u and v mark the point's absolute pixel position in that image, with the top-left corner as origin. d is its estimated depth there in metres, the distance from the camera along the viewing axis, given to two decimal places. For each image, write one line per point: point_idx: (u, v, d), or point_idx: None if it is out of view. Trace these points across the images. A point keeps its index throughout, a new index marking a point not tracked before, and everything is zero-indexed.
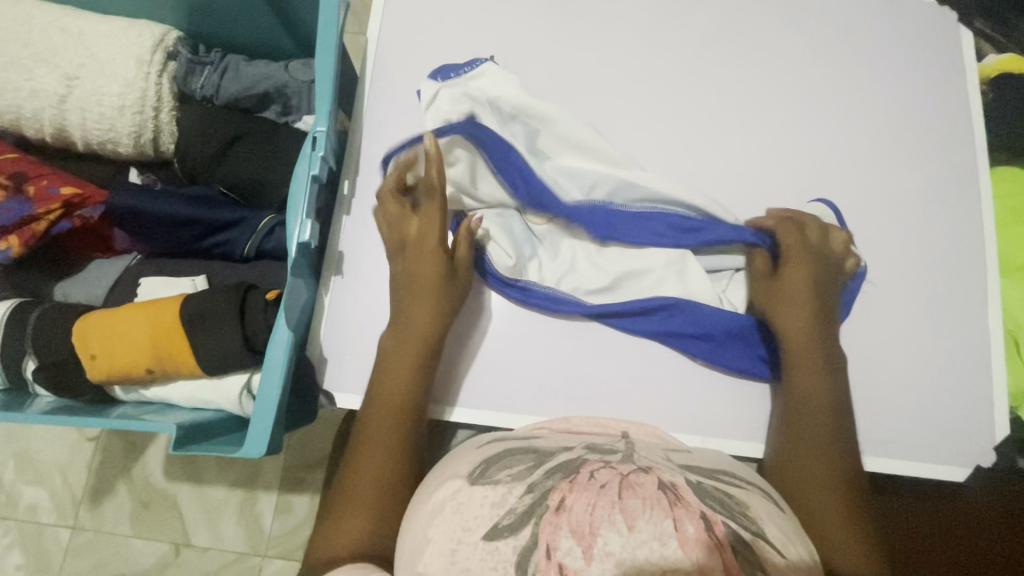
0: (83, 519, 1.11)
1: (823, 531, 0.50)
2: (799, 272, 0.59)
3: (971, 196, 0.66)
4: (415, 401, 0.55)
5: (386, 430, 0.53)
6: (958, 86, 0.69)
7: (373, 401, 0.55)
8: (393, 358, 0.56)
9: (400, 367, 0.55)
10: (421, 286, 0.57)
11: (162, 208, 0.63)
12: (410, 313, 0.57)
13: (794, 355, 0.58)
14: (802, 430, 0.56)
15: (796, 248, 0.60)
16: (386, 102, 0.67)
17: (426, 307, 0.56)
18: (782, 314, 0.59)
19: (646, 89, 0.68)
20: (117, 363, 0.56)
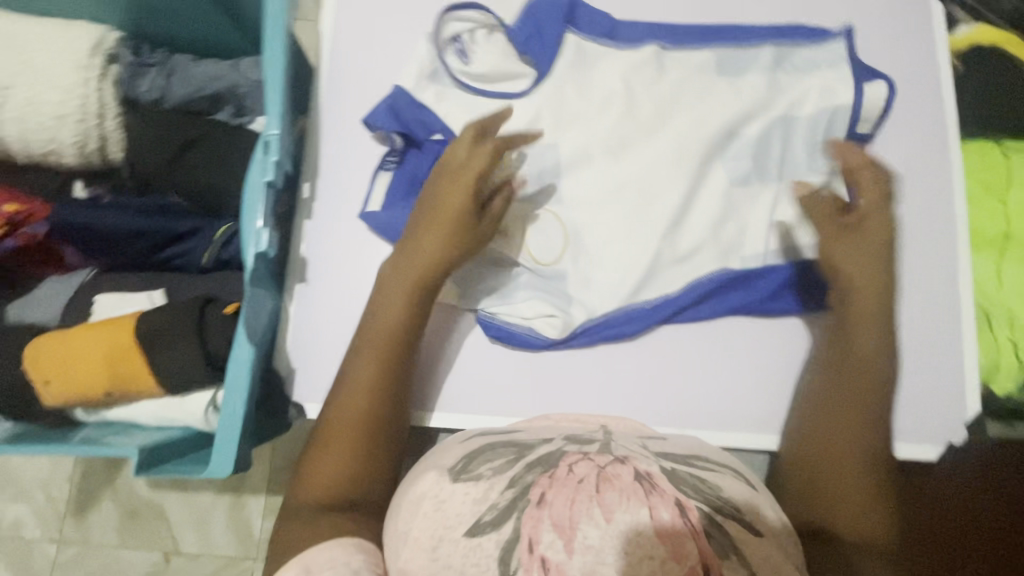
0: (69, 532, 1.10)
1: (828, 495, 0.50)
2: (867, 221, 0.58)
3: (940, 172, 0.66)
4: (404, 335, 0.56)
5: (373, 364, 0.54)
6: (926, 62, 0.68)
7: (362, 338, 0.56)
8: (385, 294, 0.57)
9: (390, 304, 0.56)
10: (447, 216, 0.57)
11: (114, 221, 0.61)
12: (420, 247, 0.57)
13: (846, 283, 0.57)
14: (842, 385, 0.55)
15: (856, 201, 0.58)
16: (341, 101, 0.66)
17: (434, 245, 0.56)
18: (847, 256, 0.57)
19: (612, 72, 0.65)
20: (75, 386, 0.54)
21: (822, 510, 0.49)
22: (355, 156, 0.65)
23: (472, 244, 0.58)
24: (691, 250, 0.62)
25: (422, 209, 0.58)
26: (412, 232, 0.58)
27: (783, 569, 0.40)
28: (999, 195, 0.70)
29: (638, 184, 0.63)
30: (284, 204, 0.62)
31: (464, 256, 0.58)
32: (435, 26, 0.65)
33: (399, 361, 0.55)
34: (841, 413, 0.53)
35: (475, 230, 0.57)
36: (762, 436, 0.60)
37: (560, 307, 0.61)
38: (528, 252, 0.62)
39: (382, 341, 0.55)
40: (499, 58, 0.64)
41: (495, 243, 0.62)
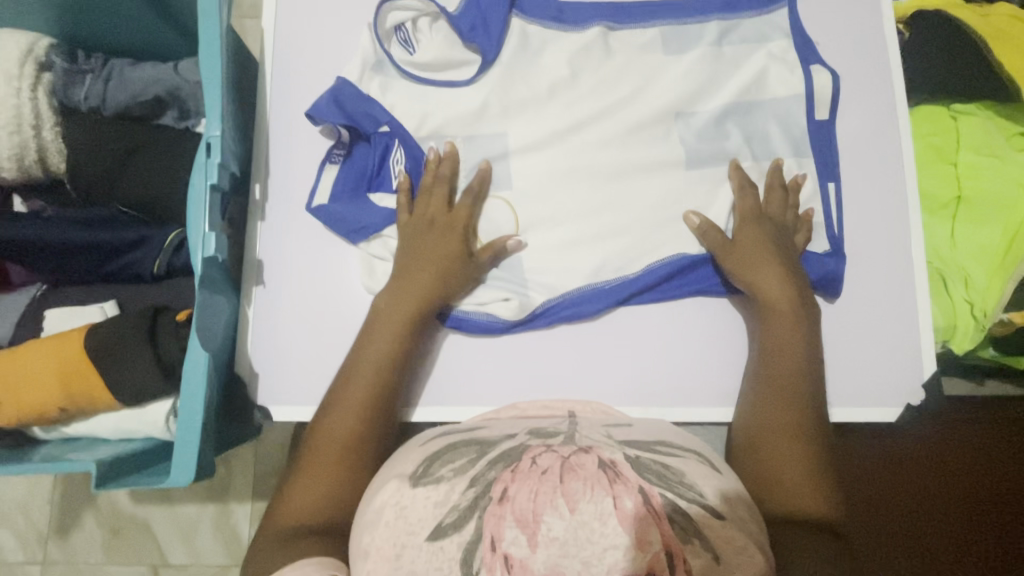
0: (53, 553, 1.09)
1: (781, 481, 0.49)
2: (747, 224, 0.61)
3: (890, 138, 0.67)
4: (395, 363, 0.56)
5: (364, 390, 0.55)
6: (872, 29, 0.68)
7: (353, 367, 0.56)
8: (377, 327, 0.57)
9: (384, 335, 0.56)
10: (435, 258, 0.59)
11: (57, 235, 0.59)
12: (406, 280, 0.58)
13: (749, 282, 0.59)
14: (771, 369, 0.55)
15: (745, 209, 0.61)
16: (288, 100, 0.65)
17: (423, 283, 0.58)
18: (752, 266, 0.59)
19: (560, 56, 0.65)
20: (28, 405, 0.53)
21: (781, 496, 0.48)
22: (305, 156, 0.64)
23: (459, 287, 0.59)
24: (648, 231, 0.63)
25: (407, 242, 0.60)
26: (404, 264, 0.59)
27: (749, 549, 0.40)
28: (948, 158, 0.72)
29: (592, 170, 0.63)
30: (233, 207, 0.61)
31: (454, 296, 0.59)
32: (376, 16, 0.63)
33: (387, 390, 0.55)
34: (775, 397, 0.54)
35: (461, 272, 0.59)
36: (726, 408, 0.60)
37: (515, 289, 0.62)
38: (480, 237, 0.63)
39: (373, 367, 0.55)
40: (443, 47, 0.64)
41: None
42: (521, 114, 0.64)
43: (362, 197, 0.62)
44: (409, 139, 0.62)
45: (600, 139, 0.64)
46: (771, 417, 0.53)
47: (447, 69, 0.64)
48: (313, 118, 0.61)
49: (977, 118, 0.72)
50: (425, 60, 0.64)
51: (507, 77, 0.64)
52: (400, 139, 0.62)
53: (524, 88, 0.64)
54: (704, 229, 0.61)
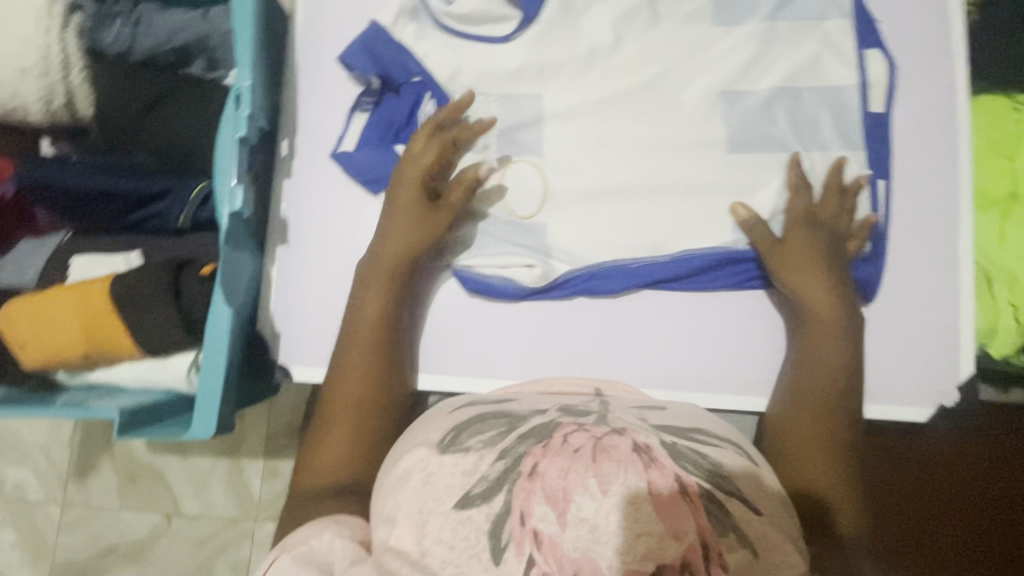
0: (71, 495, 1.12)
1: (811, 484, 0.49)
2: (801, 226, 0.58)
3: (946, 127, 0.63)
4: (386, 321, 0.56)
5: (362, 355, 0.55)
6: (939, 7, 0.64)
7: (348, 333, 0.56)
8: (363, 289, 0.56)
9: (370, 296, 0.56)
10: (409, 207, 0.57)
11: (82, 181, 0.58)
12: (382, 239, 0.57)
13: (795, 284, 0.57)
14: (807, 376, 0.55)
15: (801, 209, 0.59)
16: (319, 55, 0.63)
17: (398, 236, 0.56)
18: (798, 269, 0.57)
19: (604, 20, 0.61)
20: (53, 349, 0.53)
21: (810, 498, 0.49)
22: (333, 113, 0.63)
23: (434, 230, 0.57)
24: (684, 210, 0.60)
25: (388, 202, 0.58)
26: (383, 219, 0.58)
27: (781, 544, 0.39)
28: (1006, 151, 0.67)
29: (631, 143, 0.61)
30: (260, 162, 0.59)
31: (432, 247, 0.58)
32: None
33: (381, 350, 0.55)
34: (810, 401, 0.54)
35: (433, 215, 0.57)
36: (746, 398, 0.59)
37: (539, 256, 0.60)
38: (507, 202, 0.61)
39: (370, 328, 0.55)
40: None
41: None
42: (558, 80, 0.61)
43: (384, 147, 0.61)
44: (439, 91, 0.61)
45: (641, 112, 0.61)
46: (802, 426, 0.53)
47: (484, 16, 0.61)
48: (344, 62, 0.61)
49: None
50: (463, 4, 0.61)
51: (546, 39, 0.61)
52: (431, 92, 0.61)
53: (564, 52, 0.61)
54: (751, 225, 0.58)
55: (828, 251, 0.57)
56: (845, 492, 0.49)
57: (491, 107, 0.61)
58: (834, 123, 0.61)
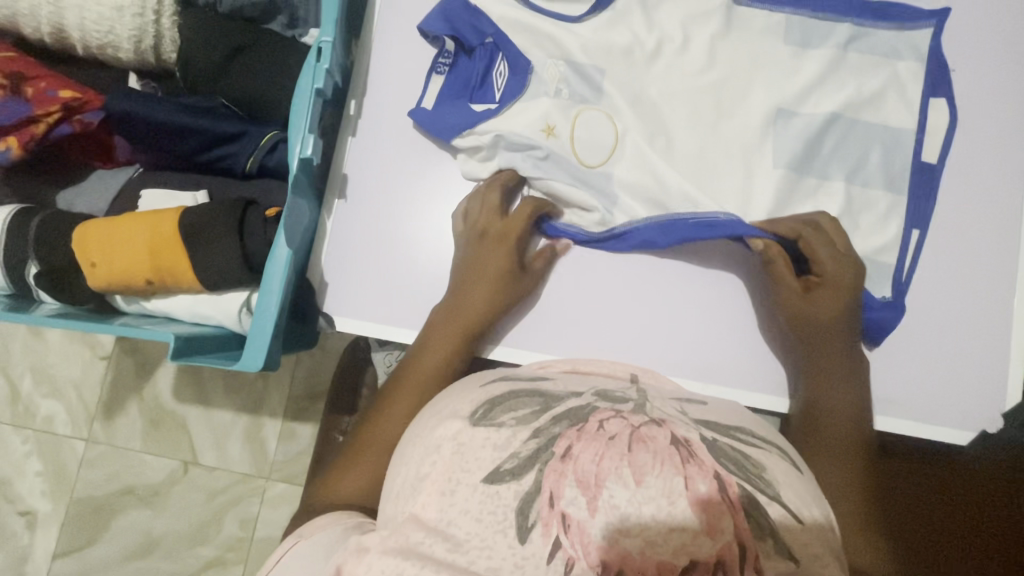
0: (97, 433, 1.16)
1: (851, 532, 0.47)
2: (829, 270, 0.56)
3: (1010, 152, 0.62)
4: (453, 368, 0.57)
5: (415, 399, 0.55)
6: (1013, 33, 0.64)
7: (410, 369, 0.57)
8: (433, 339, 0.57)
9: (441, 345, 0.57)
10: (490, 277, 0.58)
11: (163, 117, 0.61)
12: (467, 301, 0.58)
13: (807, 336, 0.56)
14: (815, 420, 0.54)
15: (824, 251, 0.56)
16: (393, 23, 0.65)
17: (482, 298, 0.58)
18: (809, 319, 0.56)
19: (675, 16, 0.62)
20: (117, 271, 0.56)
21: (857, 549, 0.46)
22: (404, 76, 0.65)
23: (513, 299, 0.59)
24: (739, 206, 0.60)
25: (486, 249, 0.59)
26: (460, 281, 0.59)
27: (825, 557, 0.37)
28: None
29: (690, 137, 0.61)
30: (329, 118, 0.62)
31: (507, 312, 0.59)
32: None
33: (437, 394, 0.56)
34: (827, 446, 0.53)
35: (517, 286, 0.59)
36: (777, 397, 0.59)
37: (604, 203, 0.61)
38: (578, 151, 0.61)
39: (462, 328, 0.57)
40: None
41: (540, 136, 0.60)
42: (624, 67, 0.62)
43: (461, 104, 0.62)
44: (512, 50, 0.62)
45: (705, 105, 0.61)
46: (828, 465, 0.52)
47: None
48: (424, 29, 0.63)
49: None
50: None
51: (617, 28, 0.62)
52: (504, 52, 0.62)
53: (633, 40, 0.62)
54: (773, 262, 0.57)
55: (851, 293, 0.56)
56: (878, 533, 0.48)
57: (561, 68, 0.62)
58: (895, 134, 0.61)
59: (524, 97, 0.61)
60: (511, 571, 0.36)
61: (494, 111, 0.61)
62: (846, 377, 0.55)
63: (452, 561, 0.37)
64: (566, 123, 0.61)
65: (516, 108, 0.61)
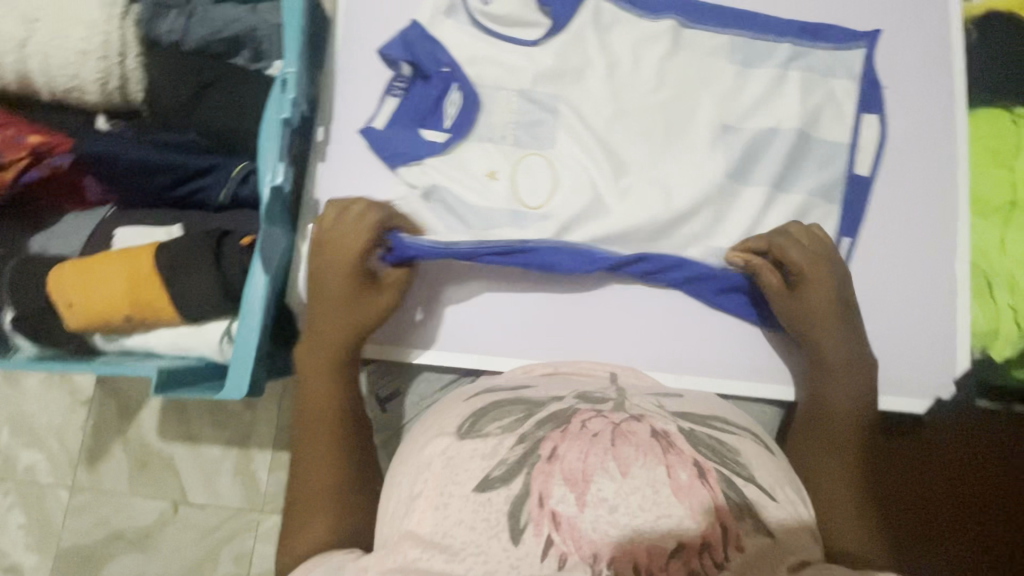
0: (82, 479, 1.14)
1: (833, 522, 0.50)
2: (818, 279, 0.59)
3: (943, 139, 0.67)
4: (341, 400, 0.57)
5: (324, 441, 0.55)
6: (935, 30, 0.69)
7: (302, 414, 0.57)
8: (308, 376, 0.57)
9: (316, 382, 0.57)
10: (337, 301, 0.58)
11: (134, 155, 0.62)
12: (317, 332, 0.58)
13: (813, 344, 0.59)
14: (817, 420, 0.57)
15: (808, 259, 0.59)
16: (355, 53, 0.67)
17: (330, 324, 0.57)
18: (813, 325, 0.59)
19: (625, 38, 0.66)
20: (97, 310, 0.56)
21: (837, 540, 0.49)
22: (366, 96, 0.67)
23: (365, 318, 0.58)
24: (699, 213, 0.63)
25: (326, 273, 0.58)
26: (310, 313, 0.59)
27: (799, 530, 0.39)
28: (1006, 162, 0.68)
29: (639, 152, 0.64)
30: (298, 144, 0.63)
31: (365, 329, 0.58)
32: None
33: (347, 431, 0.56)
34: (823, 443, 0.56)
35: (366, 304, 0.58)
36: (742, 382, 0.63)
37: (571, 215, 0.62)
38: (539, 184, 0.63)
39: (328, 359, 0.57)
40: (517, 6, 0.65)
41: (485, 180, 0.63)
42: (579, 83, 0.65)
43: (413, 130, 0.64)
44: (467, 84, 0.64)
45: (658, 113, 0.65)
46: (824, 467, 0.54)
47: (513, 26, 0.65)
48: (383, 56, 0.65)
49: None
50: (503, 11, 0.65)
51: (572, 48, 0.65)
52: (459, 83, 0.64)
53: (584, 58, 0.65)
54: (761, 271, 0.60)
55: (841, 294, 0.59)
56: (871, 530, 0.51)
57: (513, 101, 0.65)
58: (834, 129, 0.65)
59: (473, 137, 0.64)
60: (507, 573, 0.36)
61: (440, 144, 0.63)
62: (854, 380, 0.58)
63: (450, 570, 0.37)
64: (508, 168, 0.64)
65: (464, 147, 0.64)
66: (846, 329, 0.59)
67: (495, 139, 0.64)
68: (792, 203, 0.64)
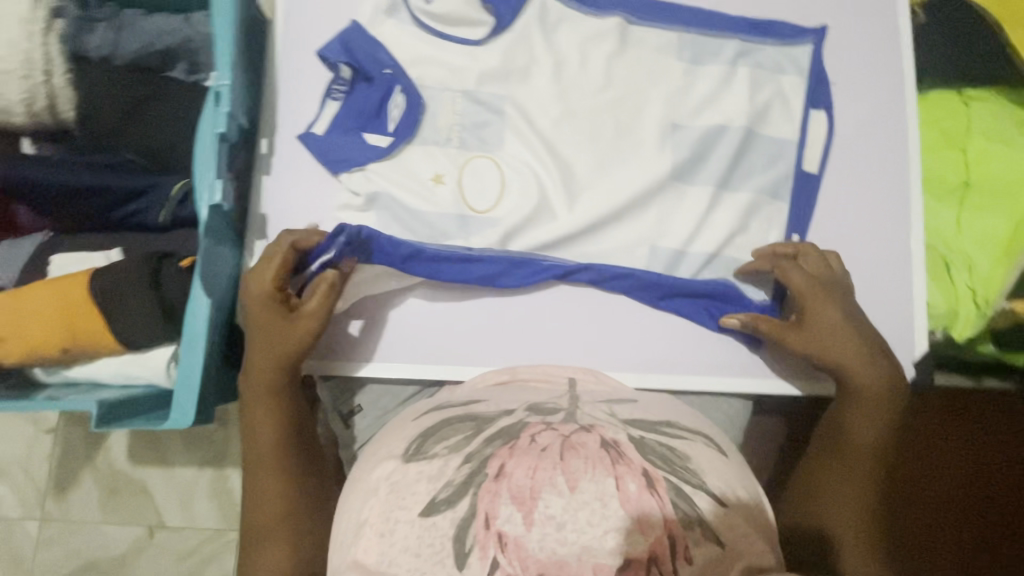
0: (50, 510, 1.09)
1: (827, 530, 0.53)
2: (824, 303, 0.58)
3: (893, 123, 0.67)
4: (286, 429, 0.55)
5: (274, 472, 0.54)
6: (880, 14, 0.69)
7: (249, 448, 0.55)
8: (251, 408, 0.55)
9: (260, 414, 0.55)
10: (266, 330, 0.55)
11: (62, 178, 0.59)
12: (251, 365, 0.55)
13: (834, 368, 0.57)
14: (833, 440, 0.56)
15: (810, 286, 0.58)
16: (296, 60, 0.65)
17: (264, 356, 0.55)
18: (830, 350, 0.57)
19: (573, 34, 0.65)
20: (30, 342, 0.54)
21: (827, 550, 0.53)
22: (308, 104, 0.65)
23: (295, 344, 0.55)
24: (648, 214, 0.63)
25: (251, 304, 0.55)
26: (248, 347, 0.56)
27: (744, 531, 0.40)
28: (958, 143, 0.69)
29: (588, 152, 0.63)
30: (240, 158, 0.61)
31: (297, 355, 0.56)
32: None
33: (296, 458, 0.55)
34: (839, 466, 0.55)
35: (291, 329, 0.55)
36: (705, 376, 0.62)
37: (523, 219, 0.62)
38: (490, 187, 0.62)
39: (266, 390, 0.55)
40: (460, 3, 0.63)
41: (430, 186, 0.62)
42: (527, 82, 0.64)
43: (355, 134, 0.62)
44: (408, 84, 0.62)
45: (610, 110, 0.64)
46: (833, 487, 0.55)
47: (457, 25, 0.64)
48: (323, 56, 0.63)
49: (990, 103, 0.68)
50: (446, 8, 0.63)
51: (519, 46, 0.64)
52: (401, 83, 0.62)
53: (532, 56, 0.64)
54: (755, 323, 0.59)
55: (847, 313, 0.58)
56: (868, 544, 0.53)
57: (458, 103, 0.63)
58: (782, 119, 0.65)
59: (416, 141, 0.62)
60: None
61: (384, 147, 0.61)
62: (879, 405, 0.55)
63: None
64: (454, 172, 0.62)
65: (405, 154, 0.62)
66: (867, 352, 0.56)
67: (443, 143, 0.63)
68: (744, 195, 0.64)
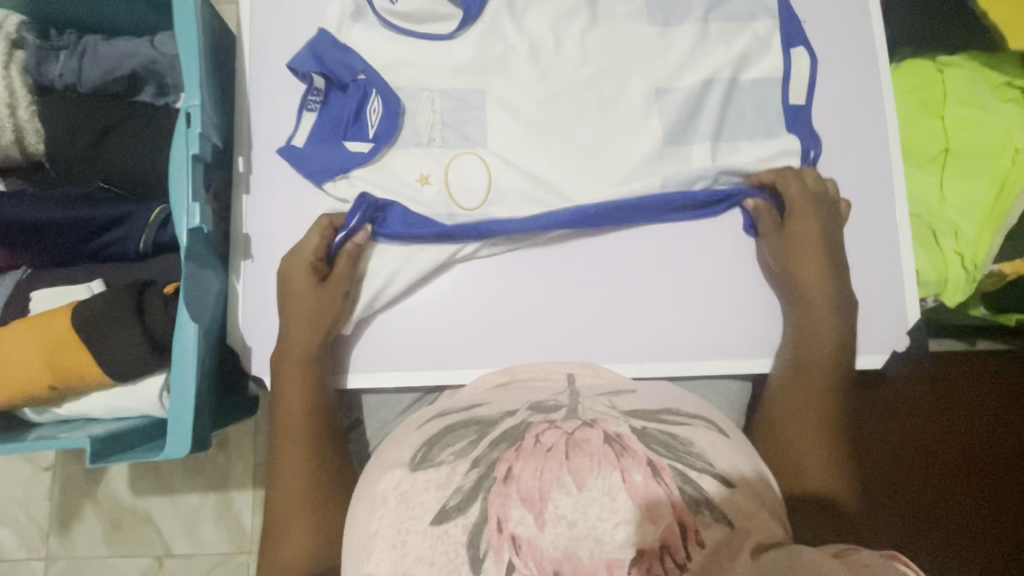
0: (55, 549, 1.08)
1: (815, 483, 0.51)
2: (806, 218, 0.61)
3: (870, 94, 0.67)
4: (315, 403, 0.56)
5: (298, 449, 0.54)
6: None
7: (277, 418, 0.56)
8: (284, 381, 0.56)
9: (292, 386, 0.56)
10: (307, 299, 0.57)
11: (37, 214, 0.58)
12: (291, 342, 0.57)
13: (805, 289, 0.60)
14: (802, 380, 0.57)
15: (800, 200, 0.61)
16: (266, 74, 0.64)
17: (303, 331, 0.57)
18: (802, 259, 0.60)
19: (545, 27, 0.64)
20: (16, 383, 0.53)
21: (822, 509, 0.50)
22: (282, 118, 0.64)
23: (332, 315, 0.58)
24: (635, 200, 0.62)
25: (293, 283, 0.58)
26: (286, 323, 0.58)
27: (761, 514, 0.39)
28: (936, 112, 0.69)
29: (568, 146, 0.63)
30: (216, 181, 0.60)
31: (332, 326, 0.58)
32: None
33: (318, 431, 0.55)
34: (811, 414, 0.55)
35: (327, 295, 0.58)
36: (703, 361, 0.62)
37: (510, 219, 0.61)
38: (474, 190, 0.62)
39: (300, 367, 0.56)
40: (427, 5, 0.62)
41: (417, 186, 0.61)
42: (503, 79, 0.63)
43: (334, 143, 0.61)
44: (385, 91, 0.61)
45: (587, 101, 0.63)
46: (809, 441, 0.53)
47: (426, 26, 0.63)
48: (294, 68, 0.62)
49: (964, 69, 0.69)
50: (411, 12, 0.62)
51: (491, 45, 0.63)
52: (376, 89, 0.61)
53: (505, 52, 0.63)
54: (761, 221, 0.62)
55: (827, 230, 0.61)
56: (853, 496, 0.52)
57: (436, 103, 0.62)
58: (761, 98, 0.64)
59: (400, 144, 0.62)
60: None
61: (364, 154, 0.61)
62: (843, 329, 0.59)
63: None
64: (441, 171, 0.62)
65: (388, 158, 0.61)
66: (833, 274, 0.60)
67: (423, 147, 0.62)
68: (728, 178, 0.64)
